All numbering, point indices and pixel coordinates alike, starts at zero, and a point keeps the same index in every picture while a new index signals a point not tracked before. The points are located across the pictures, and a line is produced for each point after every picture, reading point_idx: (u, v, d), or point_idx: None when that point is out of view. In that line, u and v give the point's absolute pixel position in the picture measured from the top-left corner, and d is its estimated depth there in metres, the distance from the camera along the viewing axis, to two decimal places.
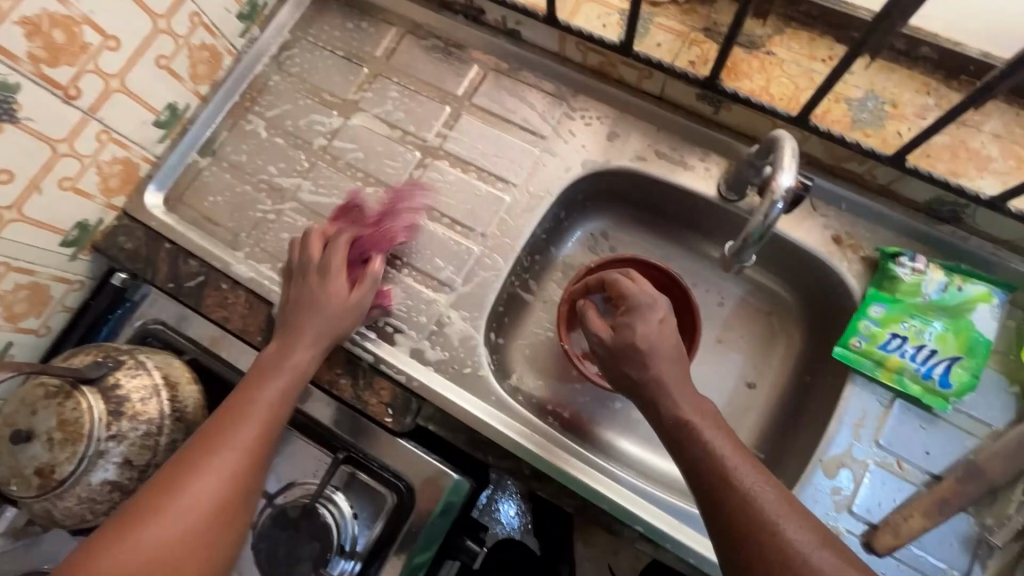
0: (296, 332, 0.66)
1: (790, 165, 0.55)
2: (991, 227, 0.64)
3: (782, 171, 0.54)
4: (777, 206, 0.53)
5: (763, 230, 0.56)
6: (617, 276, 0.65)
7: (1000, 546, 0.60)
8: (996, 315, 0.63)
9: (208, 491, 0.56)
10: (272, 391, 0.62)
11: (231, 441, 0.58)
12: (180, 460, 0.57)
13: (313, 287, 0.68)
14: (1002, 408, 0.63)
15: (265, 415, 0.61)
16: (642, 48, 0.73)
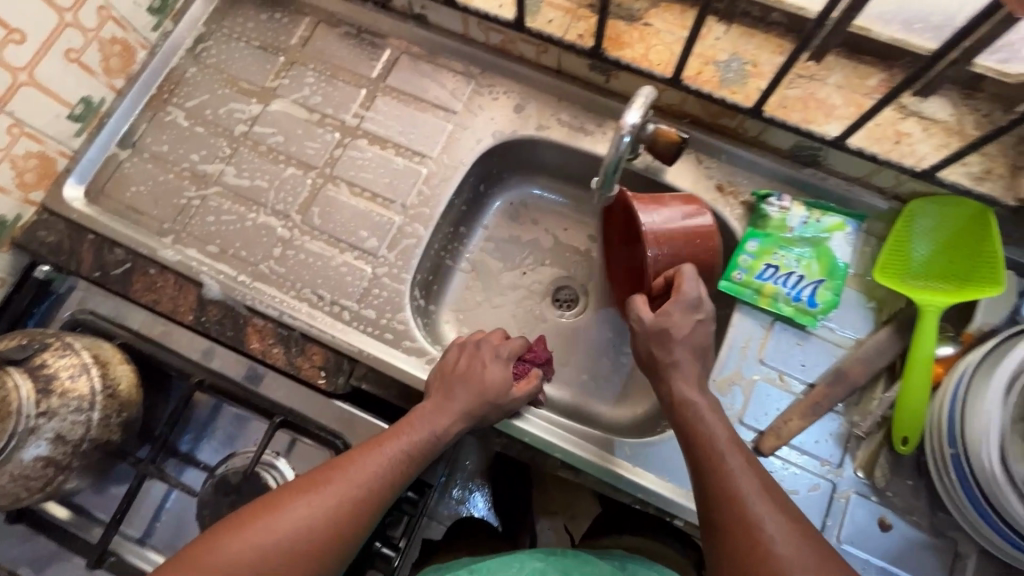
0: (446, 397, 0.66)
1: (639, 105, 0.59)
2: (842, 166, 0.73)
3: (631, 109, 0.58)
4: (625, 141, 0.58)
5: (617, 161, 0.62)
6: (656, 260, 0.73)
7: (865, 437, 0.69)
8: (850, 241, 0.73)
9: (302, 513, 0.55)
10: (430, 429, 0.64)
11: (362, 470, 0.59)
12: (315, 479, 0.58)
13: (481, 365, 0.67)
14: (863, 321, 0.73)
15: (404, 447, 0.62)
16: (534, 25, 0.78)
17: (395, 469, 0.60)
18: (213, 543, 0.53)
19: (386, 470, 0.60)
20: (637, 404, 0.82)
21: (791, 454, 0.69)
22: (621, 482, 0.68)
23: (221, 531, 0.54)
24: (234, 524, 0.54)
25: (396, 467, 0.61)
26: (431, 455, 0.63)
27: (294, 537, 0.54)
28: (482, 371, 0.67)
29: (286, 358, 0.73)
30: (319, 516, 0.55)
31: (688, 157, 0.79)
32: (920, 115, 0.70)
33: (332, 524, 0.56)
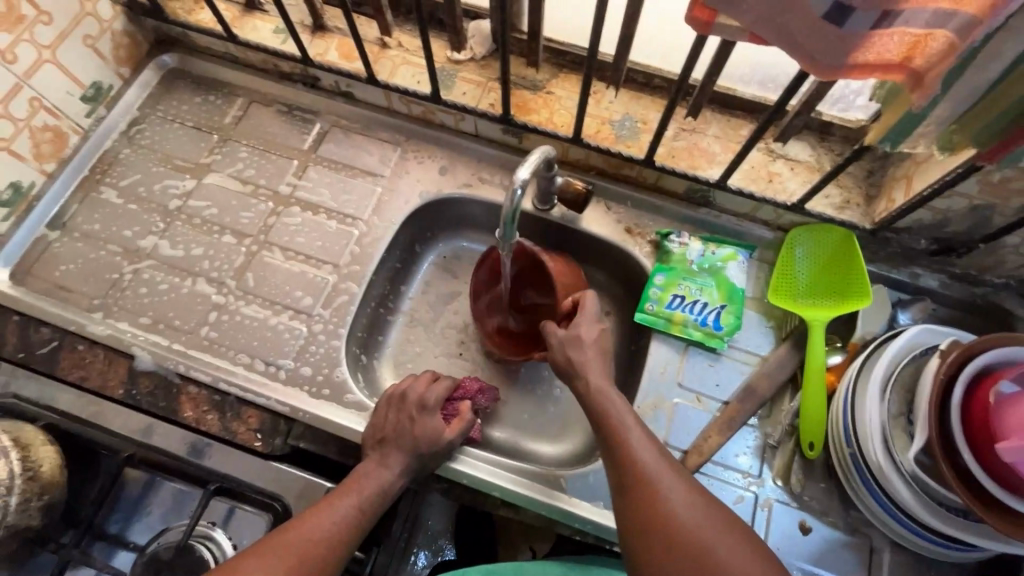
0: (383, 454, 0.67)
1: (529, 162, 0.65)
2: (729, 205, 0.83)
3: (522, 165, 0.65)
4: (518, 192, 0.63)
5: (513, 213, 0.66)
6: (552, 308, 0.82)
7: (778, 445, 0.74)
8: (743, 269, 0.82)
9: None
10: (377, 483, 0.65)
11: (317, 532, 0.59)
12: (269, 542, 0.57)
13: (409, 417, 0.69)
14: (764, 340, 0.80)
15: (358, 501, 0.63)
16: (450, 97, 0.86)
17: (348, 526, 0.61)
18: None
19: (343, 526, 0.60)
20: (577, 437, 0.85)
21: (716, 470, 0.73)
22: (561, 513, 0.70)
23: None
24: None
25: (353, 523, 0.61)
26: (382, 507, 0.64)
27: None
28: (411, 422, 0.69)
29: (220, 424, 0.74)
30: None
31: (598, 204, 0.87)
32: (787, 156, 0.81)
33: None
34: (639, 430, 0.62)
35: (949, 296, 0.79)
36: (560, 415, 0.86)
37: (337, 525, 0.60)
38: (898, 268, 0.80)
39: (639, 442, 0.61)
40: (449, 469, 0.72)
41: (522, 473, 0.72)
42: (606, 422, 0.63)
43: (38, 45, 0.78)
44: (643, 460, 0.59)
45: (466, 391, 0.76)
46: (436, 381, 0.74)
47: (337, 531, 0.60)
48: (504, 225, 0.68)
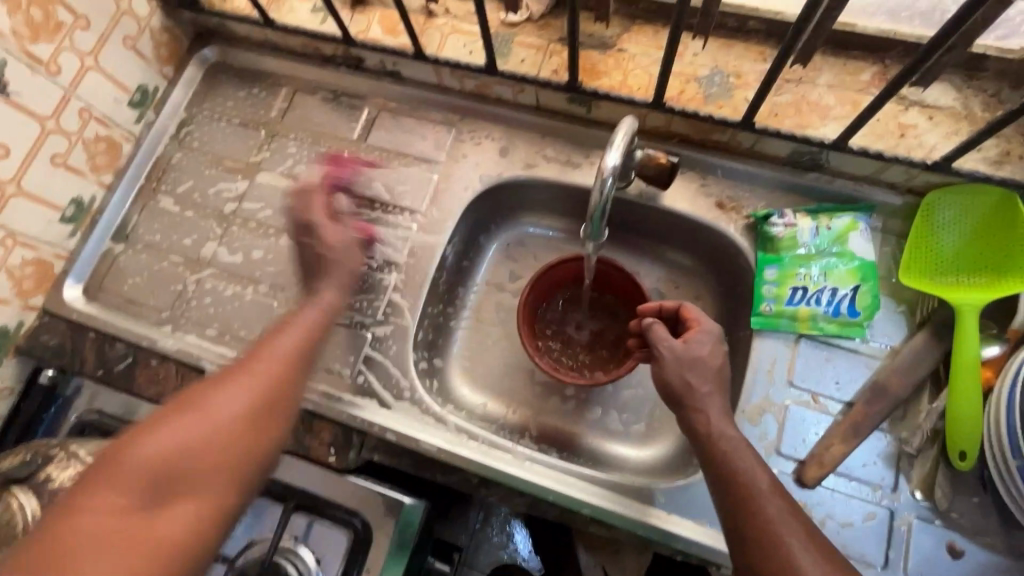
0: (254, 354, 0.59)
1: (619, 144, 0.56)
2: (847, 167, 0.69)
3: (610, 149, 0.56)
4: (608, 183, 0.55)
5: (603, 206, 0.58)
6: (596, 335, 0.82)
7: (917, 454, 0.63)
8: (868, 238, 0.69)
9: (197, 428, 0.51)
10: (303, 326, 0.64)
11: (283, 347, 0.61)
12: (187, 402, 0.53)
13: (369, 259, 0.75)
14: (895, 328, 0.68)
15: (309, 322, 0.65)
16: (507, 66, 0.76)
17: (311, 335, 0.64)
18: (138, 443, 0.49)
19: (291, 353, 0.61)
20: (665, 442, 0.78)
21: (838, 482, 0.63)
22: (657, 529, 0.64)
23: (107, 463, 0.47)
24: (151, 423, 0.50)
25: (301, 352, 0.62)
26: (320, 330, 0.66)
27: (208, 434, 0.51)
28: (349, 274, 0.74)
29: (294, 439, 0.71)
30: (197, 442, 0.50)
31: (685, 177, 0.76)
32: (923, 104, 0.67)
33: (236, 432, 0.52)
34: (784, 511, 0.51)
35: None
36: (647, 418, 0.80)
37: (278, 367, 0.58)
38: None
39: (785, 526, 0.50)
40: (535, 486, 0.66)
41: (615, 488, 0.66)
42: (745, 500, 0.52)
43: (80, 53, 0.75)
44: (762, 510, 0.51)
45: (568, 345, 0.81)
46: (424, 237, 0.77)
47: (260, 382, 0.56)
48: (592, 219, 0.60)
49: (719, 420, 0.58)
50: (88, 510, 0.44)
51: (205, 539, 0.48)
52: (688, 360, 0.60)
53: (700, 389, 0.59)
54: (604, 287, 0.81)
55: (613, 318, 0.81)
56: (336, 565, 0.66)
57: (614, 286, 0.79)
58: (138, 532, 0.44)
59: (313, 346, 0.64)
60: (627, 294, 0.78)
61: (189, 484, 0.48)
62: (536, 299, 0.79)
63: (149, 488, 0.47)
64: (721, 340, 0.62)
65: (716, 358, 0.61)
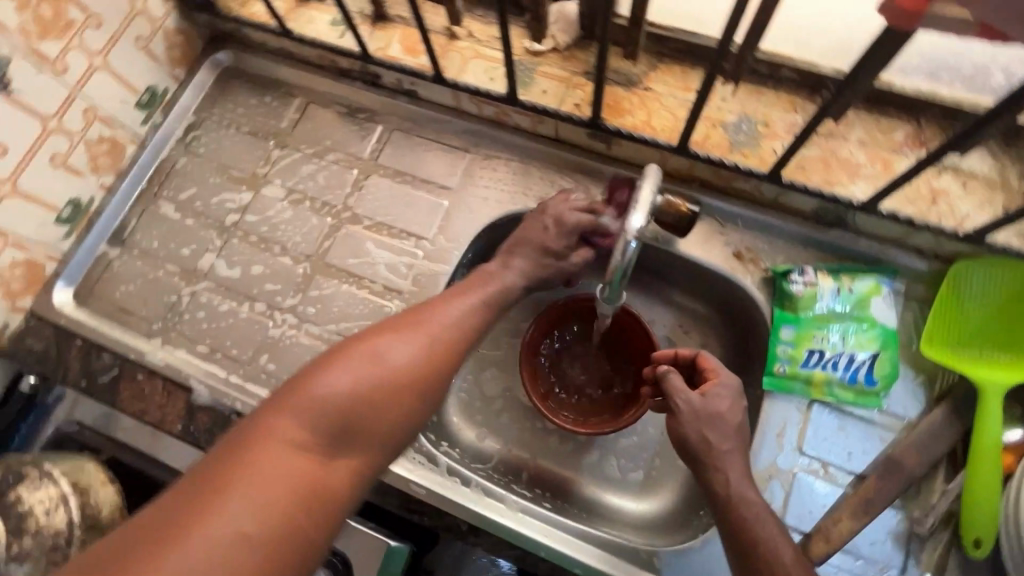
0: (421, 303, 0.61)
1: (643, 206, 0.55)
2: (873, 228, 0.67)
3: (634, 211, 0.54)
4: (631, 246, 0.54)
5: (625, 271, 0.57)
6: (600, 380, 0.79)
7: (929, 537, 0.60)
8: (890, 303, 0.66)
9: (369, 374, 0.52)
10: (500, 285, 0.66)
11: (440, 318, 0.59)
12: (367, 345, 0.55)
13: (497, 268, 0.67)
14: (913, 399, 0.65)
15: (491, 293, 0.65)
16: (528, 96, 0.74)
17: (484, 314, 0.63)
18: (319, 387, 0.50)
19: (467, 314, 0.62)
20: (664, 497, 0.75)
21: (845, 560, 0.60)
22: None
23: (285, 405, 0.49)
24: (325, 366, 0.52)
25: (472, 318, 0.62)
26: (502, 302, 0.65)
27: (406, 375, 0.54)
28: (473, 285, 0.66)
29: None
30: (361, 386, 0.51)
31: (703, 224, 0.73)
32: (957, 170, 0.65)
33: (395, 380, 0.53)
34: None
35: None
36: (645, 468, 0.77)
37: (455, 323, 0.60)
38: None
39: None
40: (526, 539, 0.63)
41: (609, 549, 0.63)
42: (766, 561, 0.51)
43: (89, 51, 0.72)
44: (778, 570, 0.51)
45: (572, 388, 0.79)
46: (541, 264, 0.69)
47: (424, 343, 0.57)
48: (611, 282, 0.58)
49: (738, 478, 0.56)
50: (281, 438, 0.46)
51: (359, 493, 0.49)
52: (707, 416, 0.58)
53: (722, 448, 0.57)
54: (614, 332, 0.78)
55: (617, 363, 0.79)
56: None
57: (624, 332, 0.77)
58: (316, 475, 0.46)
59: (499, 307, 0.65)
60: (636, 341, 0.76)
61: (362, 427, 0.51)
62: (541, 337, 0.77)
63: (325, 430, 0.48)
64: (738, 396, 0.60)
65: (735, 416, 0.59)
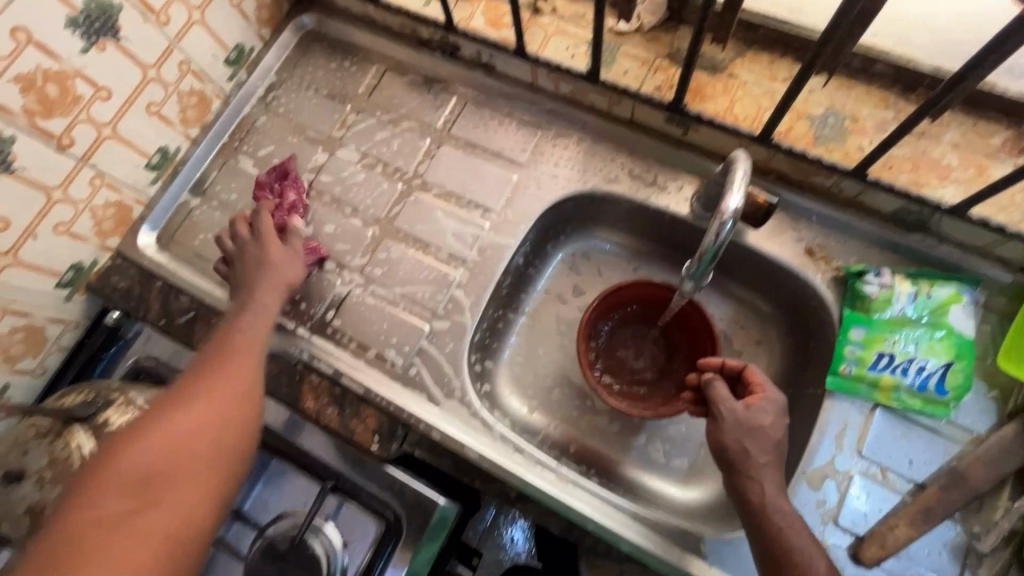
0: (225, 342, 0.63)
1: (738, 187, 0.54)
2: (958, 234, 0.65)
3: (731, 192, 0.54)
4: (726, 226, 0.53)
5: (716, 250, 0.56)
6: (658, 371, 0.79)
7: (988, 553, 0.59)
8: (969, 312, 0.64)
9: (171, 432, 0.53)
10: (268, 300, 0.68)
11: (243, 335, 0.63)
12: (170, 400, 0.56)
13: (245, 242, 0.71)
14: (984, 413, 0.63)
15: (269, 300, 0.68)
16: (608, 76, 0.74)
17: (269, 324, 0.66)
18: (115, 452, 0.51)
19: (247, 359, 0.62)
20: (709, 486, 0.75)
21: (897, 566, 0.60)
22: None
23: (95, 470, 0.50)
24: (133, 429, 0.53)
25: (251, 349, 0.63)
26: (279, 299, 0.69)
27: (202, 425, 0.55)
28: (255, 268, 0.70)
29: (339, 421, 0.70)
30: (173, 445, 0.52)
31: (775, 217, 0.72)
32: None
33: (215, 428, 0.55)
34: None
35: None
36: (691, 456, 0.77)
37: (241, 367, 0.60)
38: None
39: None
40: (575, 510, 0.65)
41: (656, 529, 0.64)
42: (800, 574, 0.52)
43: (189, 5, 0.75)
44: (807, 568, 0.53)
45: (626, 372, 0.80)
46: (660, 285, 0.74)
47: (228, 377, 0.59)
48: (703, 259, 0.58)
49: (775, 491, 0.56)
50: (100, 506, 0.47)
51: (202, 527, 0.51)
52: (748, 427, 0.58)
53: (758, 459, 0.57)
54: (676, 324, 0.78)
55: (677, 357, 0.79)
56: (365, 552, 0.63)
57: (687, 323, 0.76)
58: (141, 524, 0.48)
59: (277, 319, 0.68)
60: (697, 336, 0.76)
61: (185, 474, 0.52)
62: (598, 317, 0.77)
63: (150, 481, 0.50)
64: (783, 412, 0.60)
65: (777, 431, 0.59)
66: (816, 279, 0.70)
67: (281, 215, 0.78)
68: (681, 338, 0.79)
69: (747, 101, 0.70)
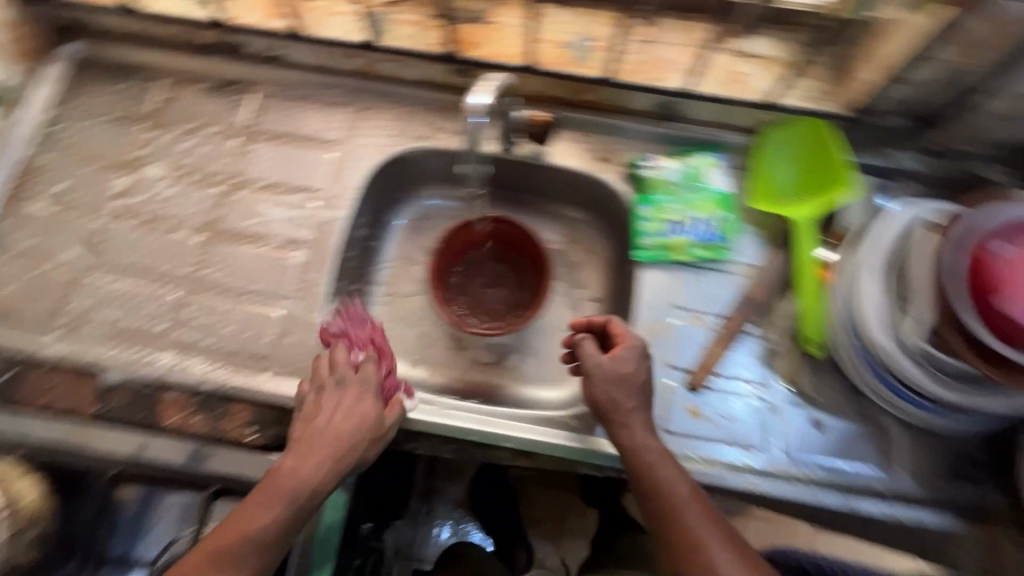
0: (273, 488, 0.58)
1: (483, 88, 0.63)
2: (697, 113, 0.80)
3: (474, 91, 0.63)
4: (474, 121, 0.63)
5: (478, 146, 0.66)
6: (504, 297, 0.87)
7: (781, 350, 0.74)
8: (721, 171, 0.80)
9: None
10: (349, 425, 0.62)
11: (311, 468, 0.59)
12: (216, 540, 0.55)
13: (323, 389, 0.64)
14: (755, 245, 0.78)
15: (340, 426, 0.62)
16: (388, 43, 0.80)
17: (338, 458, 0.61)
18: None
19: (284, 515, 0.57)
20: (576, 379, 0.85)
21: (721, 383, 0.73)
22: (592, 451, 0.69)
23: None
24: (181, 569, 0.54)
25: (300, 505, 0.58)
26: (359, 440, 0.62)
27: None
28: (326, 422, 0.62)
29: (208, 424, 0.70)
30: None
31: (565, 136, 0.83)
32: (751, 54, 0.78)
33: None
34: (700, 509, 0.58)
35: (934, 178, 0.78)
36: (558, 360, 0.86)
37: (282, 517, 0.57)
38: (874, 153, 0.78)
39: (674, 482, 0.60)
40: (458, 429, 0.70)
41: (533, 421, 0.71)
42: (664, 501, 0.59)
43: None
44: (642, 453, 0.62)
45: (482, 305, 0.87)
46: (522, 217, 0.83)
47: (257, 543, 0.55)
48: None
49: (642, 433, 0.63)
50: None
51: None
52: (616, 379, 0.65)
53: (625, 405, 0.64)
54: (507, 250, 0.87)
55: (515, 279, 0.87)
56: None
57: (514, 246, 0.85)
58: None
59: (361, 435, 0.63)
60: (524, 253, 0.85)
61: None
62: (444, 262, 0.83)
63: None
64: (643, 358, 0.67)
65: (641, 374, 0.66)
66: (607, 177, 0.82)
67: (357, 351, 0.70)
68: (513, 263, 0.87)
69: (511, 40, 0.79)
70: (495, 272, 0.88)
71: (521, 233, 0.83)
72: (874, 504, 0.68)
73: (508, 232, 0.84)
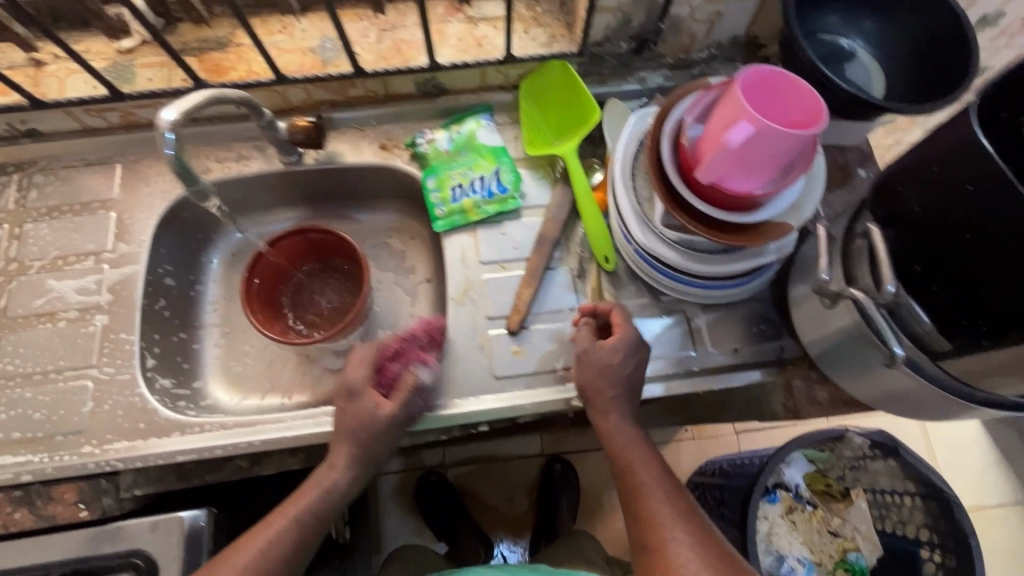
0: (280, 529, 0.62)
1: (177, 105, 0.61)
2: (456, 82, 0.85)
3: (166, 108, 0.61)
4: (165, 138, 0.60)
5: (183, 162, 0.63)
6: (333, 302, 0.88)
7: (584, 274, 0.80)
8: (491, 130, 0.85)
9: None
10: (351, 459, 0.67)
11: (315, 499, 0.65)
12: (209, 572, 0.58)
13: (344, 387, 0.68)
14: (540, 187, 0.84)
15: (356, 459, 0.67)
16: (134, 88, 0.79)
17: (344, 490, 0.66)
18: None
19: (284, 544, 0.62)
20: None
21: (537, 319, 0.77)
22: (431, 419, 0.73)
23: None
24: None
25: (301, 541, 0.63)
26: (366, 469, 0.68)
27: None
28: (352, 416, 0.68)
29: (34, 514, 0.67)
30: None
31: (346, 136, 0.86)
32: (486, 18, 0.84)
33: None
34: (675, 507, 0.61)
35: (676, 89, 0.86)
36: None
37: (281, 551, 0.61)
38: (620, 79, 0.85)
39: (622, 427, 0.66)
40: (295, 438, 0.70)
41: None
42: (630, 473, 0.64)
43: None
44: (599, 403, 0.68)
45: (316, 316, 0.88)
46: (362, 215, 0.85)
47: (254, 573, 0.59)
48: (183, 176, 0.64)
49: (618, 417, 0.67)
50: None
51: None
52: (602, 367, 0.67)
53: (608, 392, 0.67)
54: (320, 257, 0.88)
55: (338, 281, 0.88)
56: None
57: (324, 251, 0.87)
58: None
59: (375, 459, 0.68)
60: (335, 254, 0.87)
61: None
62: (263, 285, 0.84)
63: None
64: (635, 348, 0.68)
65: (629, 365, 0.67)
66: (394, 163, 0.85)
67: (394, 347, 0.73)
68: (331, 266, 0.88)
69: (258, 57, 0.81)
70: (318, 281, 0.89)
71: (323, 236, 0.84)
72: (688, 386, 0.75)
73: (313, 241, 0.85)
